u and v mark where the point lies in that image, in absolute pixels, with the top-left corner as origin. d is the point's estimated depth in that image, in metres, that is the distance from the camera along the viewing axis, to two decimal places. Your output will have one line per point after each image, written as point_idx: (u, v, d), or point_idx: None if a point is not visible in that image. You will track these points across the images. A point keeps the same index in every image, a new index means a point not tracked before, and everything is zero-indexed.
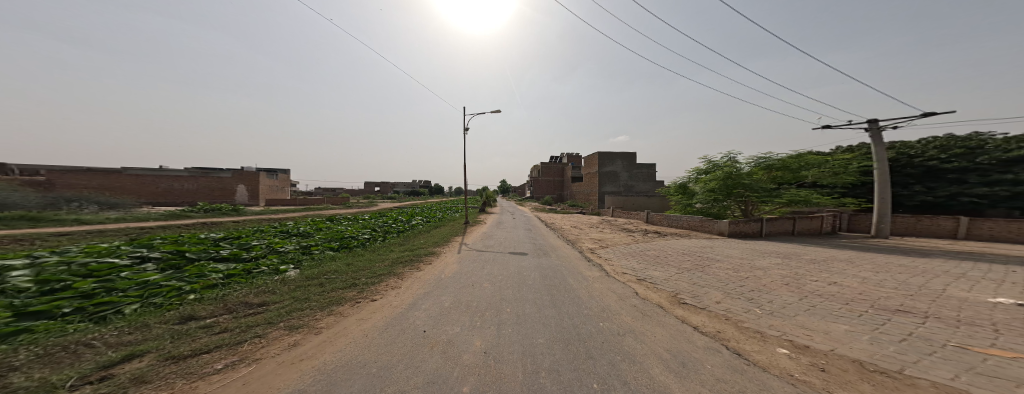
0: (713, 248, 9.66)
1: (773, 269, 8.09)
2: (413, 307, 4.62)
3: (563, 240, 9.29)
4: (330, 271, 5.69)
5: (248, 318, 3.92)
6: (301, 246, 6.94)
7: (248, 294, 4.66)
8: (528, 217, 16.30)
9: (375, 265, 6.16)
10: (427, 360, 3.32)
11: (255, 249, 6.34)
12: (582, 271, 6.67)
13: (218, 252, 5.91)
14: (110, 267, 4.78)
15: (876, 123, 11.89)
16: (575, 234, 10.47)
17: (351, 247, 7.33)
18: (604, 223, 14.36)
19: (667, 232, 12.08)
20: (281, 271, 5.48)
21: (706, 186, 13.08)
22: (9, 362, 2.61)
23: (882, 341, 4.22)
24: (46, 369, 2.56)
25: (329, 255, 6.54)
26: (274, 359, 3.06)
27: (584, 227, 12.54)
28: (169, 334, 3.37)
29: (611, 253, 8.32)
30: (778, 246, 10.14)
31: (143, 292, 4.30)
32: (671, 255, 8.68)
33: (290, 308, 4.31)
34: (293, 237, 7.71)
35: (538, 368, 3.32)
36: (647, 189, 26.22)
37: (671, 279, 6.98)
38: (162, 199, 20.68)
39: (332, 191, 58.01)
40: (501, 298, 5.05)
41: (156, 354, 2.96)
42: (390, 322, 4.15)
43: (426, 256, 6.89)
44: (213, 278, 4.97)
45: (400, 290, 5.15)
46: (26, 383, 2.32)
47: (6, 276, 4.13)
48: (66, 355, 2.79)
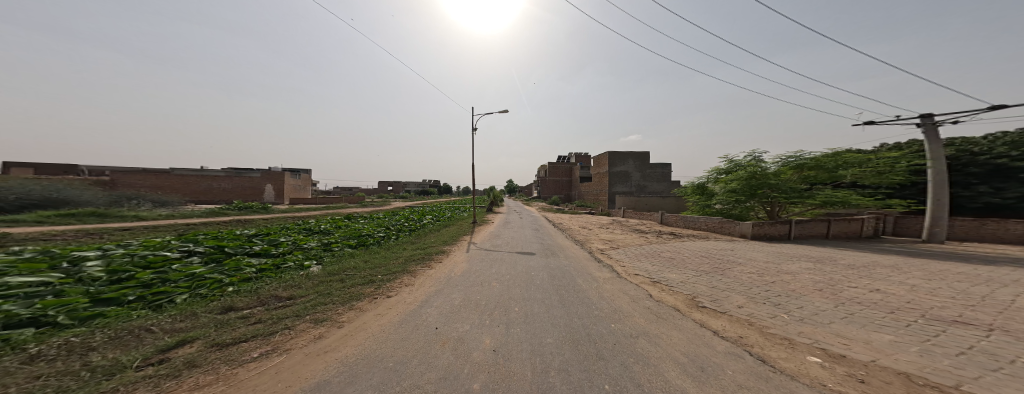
0: (735, 251, 9.18)
1: (804, 273, 7.55)
2: (426, 304, 4.80)
3: (573, 240, 9.23)
4: (350, 267, 6.04)
5: (278, 311, 4.27)
6: (322, 243, 7.41)
7: (278, 288, 5.06)
8: (537, 217, 16.24)
9: (390, 262, 6.44)
10: (440, 357, 3.47)
11: (283, 246, 6.86)
12: (593, 271, 6.59)
13: (251, 248, 6.48)
14: (164, 260, 5.38)
15: (930, 118, 10.79)
16: (585, 235, 10.32)
17: (367, 244, 7.73)
18: (615, 223, 14.06)
19: (684, 233, 11.64)
20: (305, 267, 5.89)
21: (727, 187, 12.50)
22: (89, 342, 3.04)
23: (934, 354, 3.84)
24: (117, 350, 2.96)
25: (348, 253, 6.94)
26: (302, 350, 3.33)
27: (596, 228, 12.32)
28: (212, 323, 3.74)
29: (622, 254, 8.16)
30: (809, 250, 9.44)
31: (191, 283, 4.81)
32: (688, 257, 8.35)
33: (315, 303, 4.63)
34: (315, 234, 8.26)
35: (547, 368, 3.35)
36: (660, 190, 25.41)
37: (689, 282, 6.70)
38: (206, 199, 22.69)
39: (348, 191, 60.75)
40: (510, 297, 5.13)
41: (204, 341, 3.31)
42: (404, 319, 4.33)
43: (437, 254, 7.13)
44: (247, 272, 5.45)
45: (413, 287, 5.35)
46: (104, 362, 2.71)
47: (83, 265, 4.78)
48: (131, 338, 3.20)
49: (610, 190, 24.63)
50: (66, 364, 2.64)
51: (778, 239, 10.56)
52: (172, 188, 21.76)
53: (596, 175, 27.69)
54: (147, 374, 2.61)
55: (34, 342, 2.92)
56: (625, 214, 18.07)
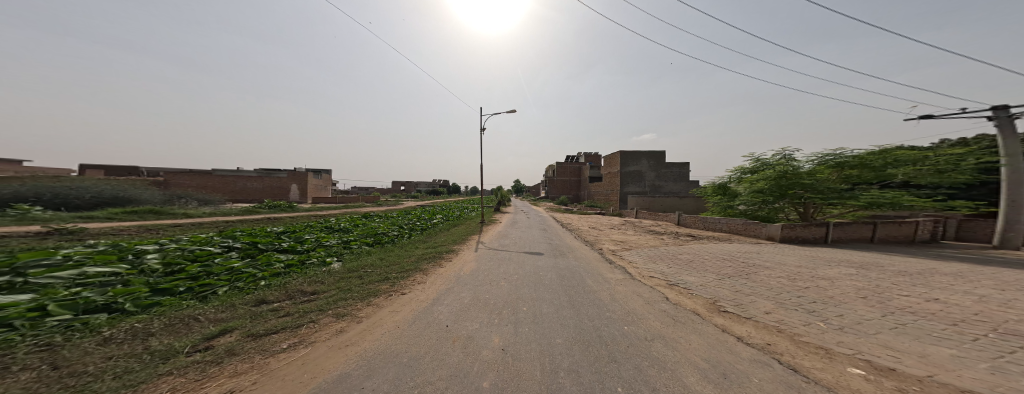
0: (762, 254, 8.59)
1: (845, 279, 6.89)
2: (437, 302, 4.97)
3: (583, 241, 9.08)
4: (367, 265, 6.39)
5: (305, 305, 4.62)
6: (342, 240, 7.90)
7: (303, 283, 5.47)
8: (547, 217, 16.09)
9: (404, 260, 6.74)
10: (450, 353, 3.61)
11: (307, 243, 7.40)
12: (606, 273, 6.45)
13: (280, 244, 7.06)
14: (208, 254, 6.01)
15: (1006, 110, 9.46)
16: (596, 235, 10.11)
17: (383, 242, 8.13)
18: (628, 224, 13.63)
19: (704, 235, 11.05)
20: (327, 263, 6.31)
21: (753, 187, 11.78)
22: (149, 328, 3.50)
23: (1009, 373, 3.36)
24: (170, 336, 3.37)
25: (365, 250, 7.33)
26: (325, 343, 3.60)
27: (607, 228, 12.00)
28: (248, 314, 4.14)
29: (635, 255, 7.92)
30: (850, 255, 8.61)
31: (230, 276, 5.33)
32: (709, 260, 7.91)
33: (336, 298, 4.95)
34: (336, 232, 8.82)
35: (555, 369, 3.34)
36: (677, 190, 24.32)
37: (709, 286, 6.35)
38: (241, 198, 24.78)
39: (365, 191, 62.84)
40: (518, 294, 5.18)
41: (242, 331, 3.68)
42: (417, 316, 4.51)
43: (448, 253, 7.35)
44: (277, 267, 5.95)
45: (425, 285, 5.55)
46: (160, 347, 3.10)
47: (144, 258, 5.49)
48: (182, 326, 3.63)
49: (622, 191, 23.86)
50: (133, 347, 3.06)
51: (813, 242, 9.72)
52: (212, 188, 23.96)
53: (607, 174, 26.96)
54: (196, 359, 2.96)
55: (108, 326, 3.40)
56: (639, 214, 17.43)
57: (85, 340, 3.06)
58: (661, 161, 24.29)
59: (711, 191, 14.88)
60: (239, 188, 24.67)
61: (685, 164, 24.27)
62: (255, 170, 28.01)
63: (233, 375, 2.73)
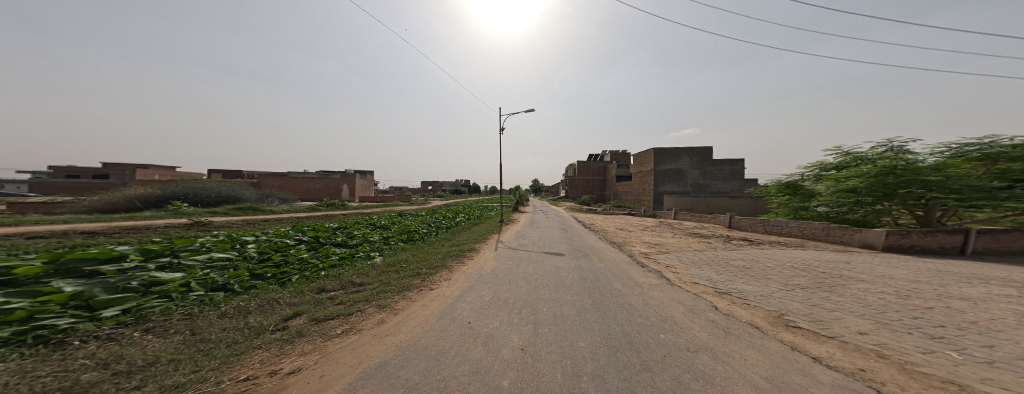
0: (848, 264, 6.84)
1: (995, 298, 4.90)
2: (460, 299, 4.85)
3: (610, 242, 8.45)
4: (402, 260, 6.98)
5: (356, 296, 4.68)
6: (383, 236, 8.81)
7: (353, 274, 6.06)
8: (573, 217, 15.29)
9: (432, 257, 7.18)
10: (471, 351, 3.12)
11: (356, 238, 8.43)
12: (635, 275, 5.73)
13: (336, 238, 8.22)
14: (286, 246, 7.26)
15: None
16: (624, 238, 9.23)
17: (415, 239, 8.84)
18: (668, 226, 12.28)
19: (766, 240, 9.38)
20: (371, 257, 7.11)
21: (842, 186, 9.69)
22: (245, 307, 3.92)
23: None
24: (256, 315, 3.70)
25: (401, 246, 8.05)
26: (369, 331, 3.46)
27: (639, 230, 10.96)
28: (313, 300, 4.35)
29: (671, 259, 7.06)
30: (999, 269, 6.24)
31: (300, 265, 6.32)
32: (773, 269, 6.51)
33: (379, 290, 5.08)
34: (377, 228, 9.85)
35: (572, 374, 2.07)
36: (729, 189, 21.06)
37: (773, 293, 5.03)
38: (310, 196, 29.28)
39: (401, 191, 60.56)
40: (538, 296, 4.77)
41: (308, 315, 3.81)
42: (443, 311, 4.33)
43: (470, 251, 7.66)
44: (333, 258, 6.90)
45: (450, 281, 5.70)
46: (250, 324, 3.41)
47: (246, 246, 6.94)
48: (266, 307, 3.97)
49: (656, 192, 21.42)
50: (237, 322, 3.46)
51: (934, 252, 7.47)
52: (288, 187, 28.75)
53: (638, 173, 24.63)
54: (273, 337, 3.12)
55: (221, 303, 3.99)
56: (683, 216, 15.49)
57: (207, 314, 3.60)
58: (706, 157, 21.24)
59: (777, 190, 12.84)
60: (308, 188, 29.15)
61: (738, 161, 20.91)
62: (315, 172, 32.87)
63: (301, 354, 2.81)
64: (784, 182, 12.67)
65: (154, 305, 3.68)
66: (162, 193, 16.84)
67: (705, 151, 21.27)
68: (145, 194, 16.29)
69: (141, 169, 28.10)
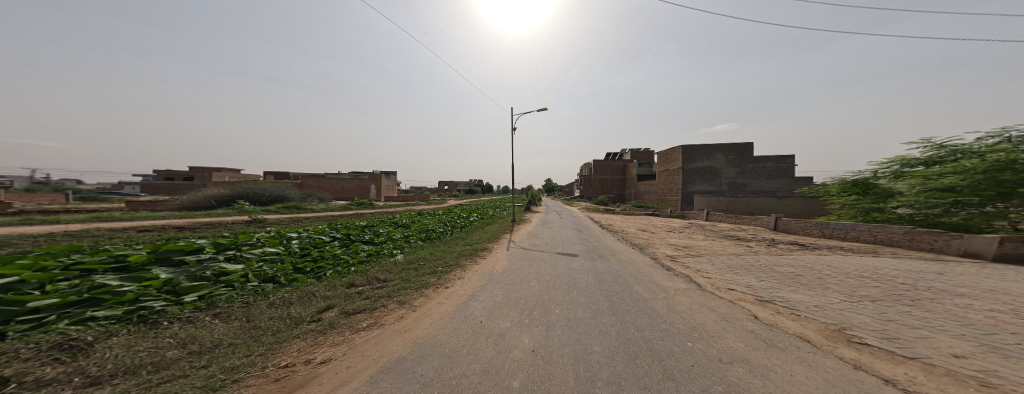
0: (925, 270, 5.75)
1: None
2: (473, 298, 4.85)
3: (632, 245, 7.99)
4: (421, 258, 7.14)
5: (379, 292, 4.85)
6: (404, 235, 9.10)
7: (379, 270, 6.26)
8: (595, 217, 14.75)
9: (447, 255, 7.29)
10: (482, 351, 3.10)
11: (380, 236, 8.78)
12: (659, 277, 5.20)
13: (365, 236, 8.63)
14: (323, 243, 7.71)
15: None
16: (647, 240, 8.60)
17: (432, 238, 9.05)
18: (699, 228, 11.43)
19: (817, 245, 8.33)
20: (393, 255, 7.33)
21: (931, 184, 7.74)
22: (287, 298, 4.15)
23: None
24: (296, 305, 3.92)
25: (419, 245, 8.29)
26: (389, 326, 3.57)
27: (667, 232, 10.26)
28: (344, 294, 4.54)
29: (701, 263, 6.45)
30: None
31: (334, 260, 6.65)
32: (827, 275, 5.62)
33: (400, 287, 5.21)
34: (399, 227, 10.21)
35: (586, 378, 1.97)
36: (773, 188, 19.25)
37: (830, 300, 4.17)
38: (344, 196, 30.21)
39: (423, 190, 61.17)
40: (550, 295, 4.51)
41: (340, 308, 3.99)
42: (457, 309, 4.38)
43: (483, 250, 7.67)
44: (361, 255, 7.19)
45: (464, 280, 5.71)
46: (290, 314, 3.58)
47: (292, 242, 7.47)
48: (305, 299, 4.18)
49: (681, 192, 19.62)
50: (283, 311, 3.69)
51: None
52: (324, 187, 29.78)
53: (664, 172, 23.26)
54: (308, 328, 3.29)
55: (271, 293, 4.25)
56: (717, 217, 14.33)
57: (257, 303, 3.84)
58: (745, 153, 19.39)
59: (840, 188, 10.74)
60: (341, 187, 29.74)
61: (786, 157, 19.10)
62: (349, 174, 35.07)
63: (332, 344, 2.96)
64: (848, 179, 10.53)
65: (222, 294, 4.02)
66: (232, 194, 18.86)
67: (743, 147, 19.57)
68: (219, 193, 18.50)
69: (213, 171, 32.36)
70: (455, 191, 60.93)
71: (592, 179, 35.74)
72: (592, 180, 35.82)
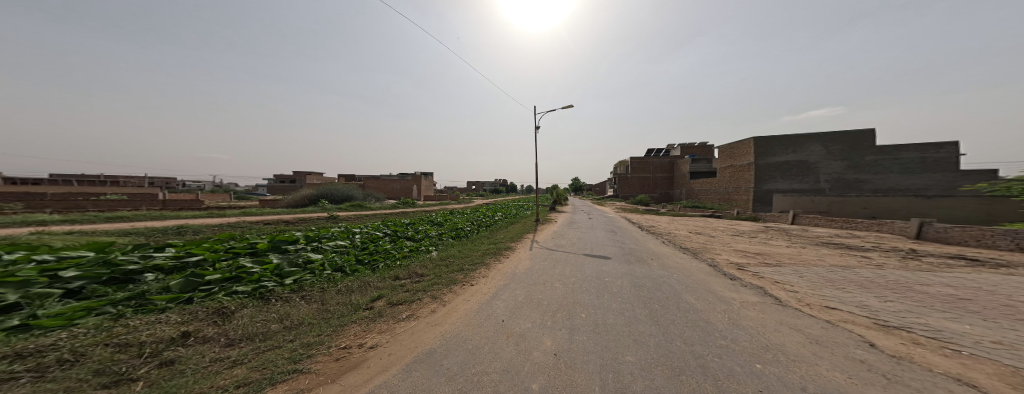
0: None
1: None
2: (496, 296, 4.80)
3: (677, 246, 6.94)
4: (451, 255, 7.14)
5: (415, 285, 4.91)
6: (436, 232, 9.23)
7: (421, 264, 6.21)
8: (628, 217, 14.10)
9: (474, 254, 7.27)
10: (503, 349, 3.02)
11: (416, 233, 8.92)
12: (691, 269, 4.78)
13: (406, 233, 8.82)
14: (377, 238, 7.71)
15: None
16: (681, 239, 8.05)
17: (462, 236, 9.15)
18: (765, 233, 9.71)
19: (943, 255, 6.24)
20: (426, 251, 7.29)
21: None
22: (346, 286, 4.24)
23: None
24: (350, 293, 4.00)
25: (449, 242, 8.40)
26: (423, 319, 3.56)
27: (727, 237, 8.74)
28: (390, 285, 4.58)
29: (764, 265, 5.16)
30: None
31: (381, 250, 6.69)
32: (972, 291, 3.86)
33: (435, 282, 5.20)
34: (433, 225, 10.32)
35: (614, 389, 1.80)
36: (909, 188, 13.74)
37: (939, 309, 3.11)
38: (395, 196, 30.53)
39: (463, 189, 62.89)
40: (574, 296, 4.35)
41: (388, 298, 4.05)
42: (480, 307, 4.33)
43: (506, 250, 7.61)
44: (405, 249, 7.13)
45: (486, 279, 5.62)
46: (346, 302, 3.61)
47: (355, 235, 7.67)
48: (359, 288, 4.26)
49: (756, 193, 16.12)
50: (346, 297, 3.78)
51: None
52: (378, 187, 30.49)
53: (728, 168, 19.36)
54: (363, 315, 3.36)
55: (340, 281, 4.38)
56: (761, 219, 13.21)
57: (329, 288, 3.99)
58: (858, 145, 14.70)
59: None
60: (392, 187, 30.17)
61: (937, 145, 13.47)
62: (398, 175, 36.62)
63: (380, 332, 3.01)
64: None
65: (308, 279, 4.21)
66: (317, 194, 20.43)
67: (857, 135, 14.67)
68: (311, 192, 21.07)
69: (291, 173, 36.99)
70: (489, 191, 61.41)
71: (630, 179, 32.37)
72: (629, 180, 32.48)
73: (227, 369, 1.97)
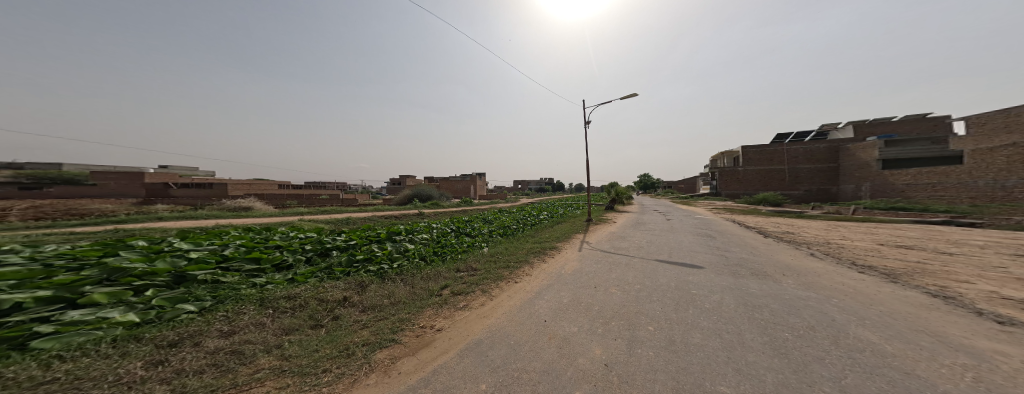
0: None
1: None
2: (538, 296, 4.34)
3: (782, 247, 5.31)
4: (498, 252, 7.02)
5: (473, 277, 4.85)
6: (487, 230, 9.21)
7: (473, 259, 6.12)
8: (711, 214, 12.39)
9: (518, 252, 7.04)
10: (544, 350, 2.46)
11: (472, 230, 8.92)
12: (817, 267, 3.64)
13: (465, 229, 8.90)
14: (445, 234, 7.84)
15: None
16: (781, 236, 6.59)
17: (508, 234, 9.02)
18: (928, 233, 6.88)
19: None
20: (477, 246, 7.22)
21: None
22: (430, 273, 4.38)
23: None
24: (422, 280, 4.02)
25: (496, 239, 8.27)
26: (474, 311, 3.28)
27: (868, 238, 6.31)
28: (454, 277, 4.50)
29: (950, 278, 3.37)
30: None
31: (446, 244, 6.68)
32: None
33: (488, 277, 5.04)
34: (489, 224, 10.20)
35: None
36: None
37: None
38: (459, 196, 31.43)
39: (522, 188, 63.77)
40: (638, 305, 3.74)
41: (453, 287, 3.99)
42: (520, 305, 3.80)
43: (552, 249, 7.22)
44: (464, 245, 7.07)
45: (529, 277, 5.22)
46: (422, 288, 3.72)
47: (431, 229, 7.92)
48: (435, 275, 4.33)
49: None
50: (425, 284, 3.89)
51: None
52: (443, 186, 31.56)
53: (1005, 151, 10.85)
54: (435, 300, 3.40)
55: (424, 268, 4.53)
56: (880, 215, 10.51)
57: (417, 273, 4.22)
58: None
59: None
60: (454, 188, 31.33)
61: None
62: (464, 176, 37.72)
63: (443, 317, 2.95)
64: None
65: (403, 263, 4.56)
66: (410, 193, 22.39)
67: None
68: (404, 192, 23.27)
69: None
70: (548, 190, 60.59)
71: (741, 174, 22.03)
72: (740, 174, 22.13)
73: (359, 330, 2.52)
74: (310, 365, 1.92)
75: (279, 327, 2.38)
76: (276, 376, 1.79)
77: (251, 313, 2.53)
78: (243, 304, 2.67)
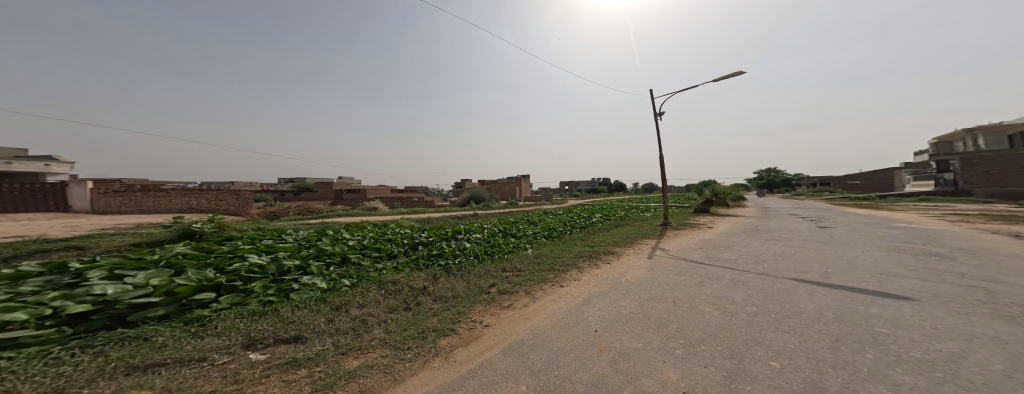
0: None
1: None
2: (587, 303, 3.58)
3: (980, 262, 3.75)
4: (541, 253, 6.50)
5: (518, 277, 4.42)
6: (534, 231, 8.76)
7: (522, 260, 5.66)
8: (859, 219, 9.63)
9: (565, 254, 6.43)
10: (593, 362, 1.73)
11: (518, 231, 8.57)
12: None
13: (513, 230, 8.57)
14: (496, 234, 7.56)
15: None
16: (982, 249, 4.67)
17: (557, 236, 8.43)
18: None
19: None
20: (522, 247, 6.78)
21: None
22: (489, 272, 4.05)
23: None
24: (474, 278, 3.61)
25: (541, 240, 7.82)
26: (516, 312, 2.71)
27: None
28: (501, 276, 4.06)
29: None
30: None
31: (495, 245, 6.33)
32: None
33: (533, 278, 4.51)
34: (535, 225, 9.76)
35: None
36: None
37: None
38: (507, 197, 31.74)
39: (572, 188, 62.12)
40: (746, 331, 2.77)
41: (499, 286, 3.50)
42: (569, 310, 3.17)
43: (605, 254, 6.45)
44: (513, 246, 6.66)
45: (580, 282, 4.57)
46: (474, 284, 3.35)
47: (480, 229, 7.68)
48: (485, 272, 3.93)
49: None
50: (482, 281, 3.53)
51: None
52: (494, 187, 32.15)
53: None
54: (484, 296, 2.99)
55: (478, 265, 4.20)
56: None
57: (470, 269, 3.90)
58: None
59: None
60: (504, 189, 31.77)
61: None
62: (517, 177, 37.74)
63: (490, 315, 2.52)
64: None
65: (459, 260, 4.20)
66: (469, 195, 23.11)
67: None
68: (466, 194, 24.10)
69: None
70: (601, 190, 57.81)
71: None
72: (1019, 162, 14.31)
73: (431, 316, 2.26)
74: (403, 340, 1.75)
75: (384, 305, 2.31)
76: (383, 345, 1.69)
77: (372, 292, 2.56)
78: (367, 284, 2.76)
